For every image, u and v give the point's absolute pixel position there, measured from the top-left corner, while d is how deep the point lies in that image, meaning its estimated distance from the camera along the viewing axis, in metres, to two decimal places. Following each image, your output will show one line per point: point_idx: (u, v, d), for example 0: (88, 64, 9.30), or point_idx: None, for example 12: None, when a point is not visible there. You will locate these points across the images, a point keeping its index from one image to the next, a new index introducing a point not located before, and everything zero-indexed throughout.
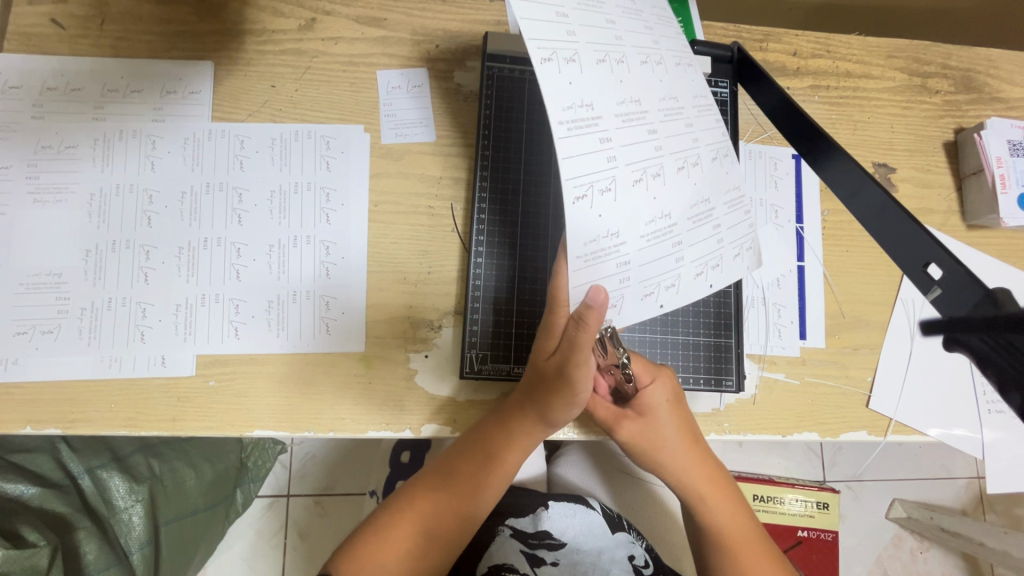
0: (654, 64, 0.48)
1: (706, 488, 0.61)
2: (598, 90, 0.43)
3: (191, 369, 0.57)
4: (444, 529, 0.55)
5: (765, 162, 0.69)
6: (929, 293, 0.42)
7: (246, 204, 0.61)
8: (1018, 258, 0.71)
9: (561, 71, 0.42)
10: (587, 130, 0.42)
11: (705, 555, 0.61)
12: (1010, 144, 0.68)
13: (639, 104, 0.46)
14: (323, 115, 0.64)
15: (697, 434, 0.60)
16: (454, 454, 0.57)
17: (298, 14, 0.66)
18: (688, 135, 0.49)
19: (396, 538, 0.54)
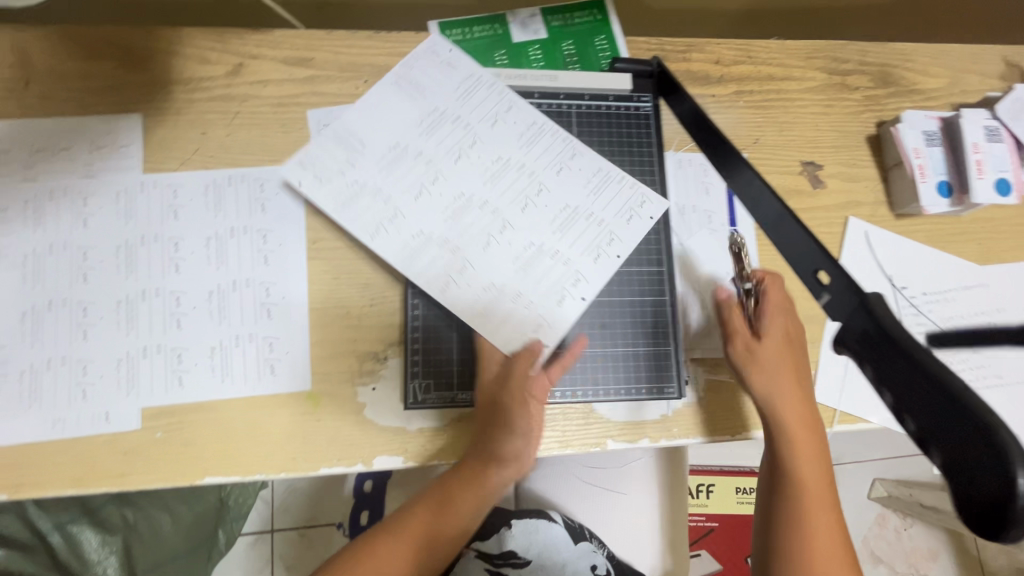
0: (465, 128, 0.66)
1: (813, 486, 0.58)
2: (388, 169, 0.64)
3: (136, 423, 0.57)
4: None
5: (695, 170, 0.71)
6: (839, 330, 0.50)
7: (183, 252, 0.61)
8: (946, 243, 0.73)
9: (344, 172, 0.63)
10: (380, 201, 0.63)
11: (769, 530, 0.58)
12: (927, 135, 0.70)
13: (441, 166, 0.64)
14: (256, 158, 0.65)
15: (812, 422, 0.60)
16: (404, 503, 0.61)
17: (224, 60, 0.67)
18: (535, 181, 0.65)
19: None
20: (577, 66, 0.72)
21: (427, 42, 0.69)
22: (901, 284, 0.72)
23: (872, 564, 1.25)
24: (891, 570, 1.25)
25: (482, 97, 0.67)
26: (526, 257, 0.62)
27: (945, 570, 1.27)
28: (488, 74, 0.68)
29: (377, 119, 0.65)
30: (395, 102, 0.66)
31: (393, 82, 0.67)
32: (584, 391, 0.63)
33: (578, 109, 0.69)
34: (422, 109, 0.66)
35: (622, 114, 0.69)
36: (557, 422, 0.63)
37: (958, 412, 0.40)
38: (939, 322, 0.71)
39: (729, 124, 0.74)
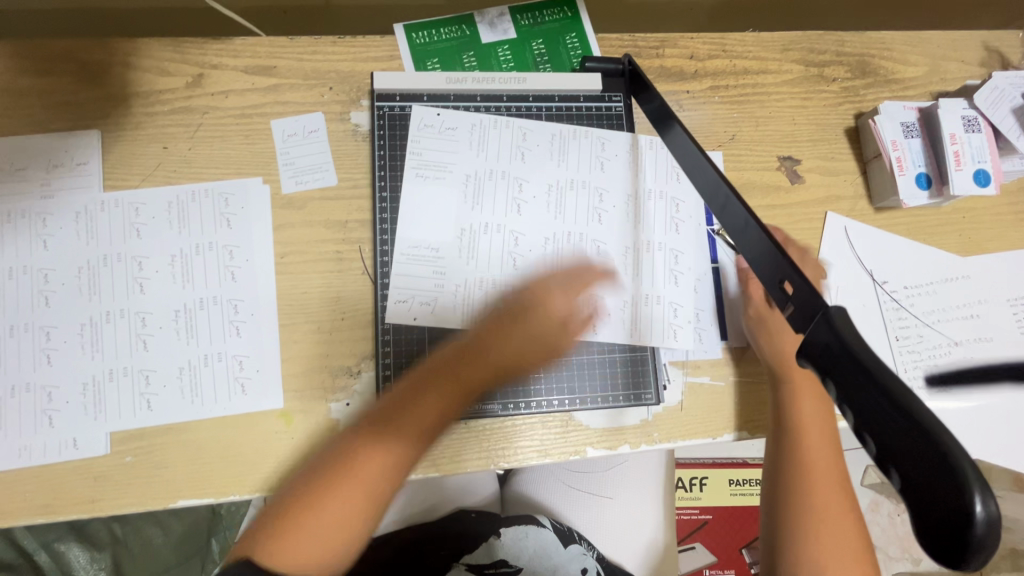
0: (522, 198, 0.65)
1: (818, 467, 0.59)
2: (464, 254, 0.63)
3: (105, 448, 0.56)
4: (387, 486, 0.51)
5: (666, 159, 0.69)
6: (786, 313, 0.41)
7: (148, 271, 0.60)
8: (926, 236, 0.73)
9: (421, 272, 0.62)
10: (471, 288, 0.62)
11: (776, 504, 0.58)
12: (904, 127, 0.69)
13: (521, 235, 0.64)
14: (220, 172, 0.63)
15: (824, 423, 0.61)
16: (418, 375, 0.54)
17: (184, 71, 0.65)
18: (592, 209, 0.66)
19: (328, 526, 0.48)
20: (548, 67, 0.71)
21: (413, 117, 0.66)
22: (882, 278, 0.71)
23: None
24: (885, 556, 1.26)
25: (498, 140, 0.66)
26: (631, 258, 0.66)
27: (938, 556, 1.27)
28: (487, 116, 0.66)
29: (421, 213, 0.63)
30: (439, 187, 0.64)
31: (415, 175, 0.64)
32: (562, 400, 0.62)
33: (549, 111, 0.68)
34: (457, 183, 0.65)
35: (593, 114, 0.69)
36: (534, 432, 0.61)
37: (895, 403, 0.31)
38: (920, 315, 0.70)
39: (706, 120, 0.73)
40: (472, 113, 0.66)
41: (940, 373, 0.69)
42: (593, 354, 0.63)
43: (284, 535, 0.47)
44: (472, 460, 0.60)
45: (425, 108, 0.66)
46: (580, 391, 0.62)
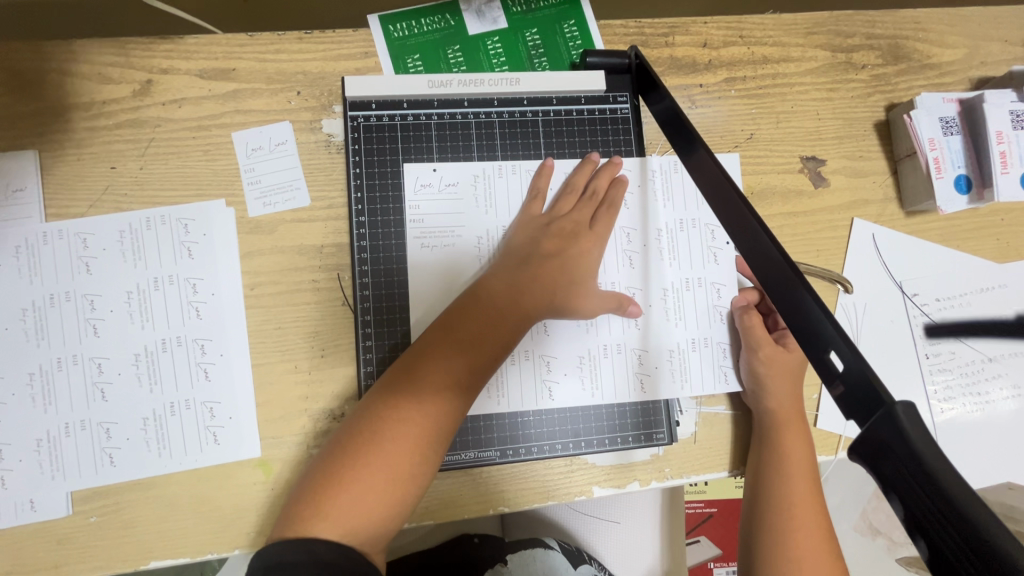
0: None
1: (800, 473, 0.53)
2: None
3: (65, 509, 0.51)
4: (433, 449, 0.47)
5: (682, 175, 0.62)
6: (832, 392, 0.35)
7: (101, 311, 0.54)
8: (962, 241, 0.66)
9: None
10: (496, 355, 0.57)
11: (755, 541, 0.51)
12: (943, 122, 0.62)
13: None
14: (177, 194, 0.56)
15: (814, 470, 0.54)
16: (451, 327, 0.50)
17: (130, 77, 0.57)
18: (623, 253, 0.60)
19: (369, 492, 0.45)
20: (544, 62, 0.63)
21: (406, 178, 0.58)
22: (913, 290, 0.64)
23: (868, 537, 1.01)
24: (888, 542, 1.01)
25: (504, 189, 0.60)
26: (670, 301, 0.60)
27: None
28: (487, 164, 0.60)
29: (428, 279, 0.58)
30: (450, 251, 0.58)
31: (420, 247, 0.58)
32: (564, 445, 0.57)
33: (546, 116, 0.61)
34: (468, 247, 0.58)
35: (597, 118, 0.62)
36: (534, 473, 0.56)
37: (983, 553, 0.25)
38: (952, 330, 0.64)
39: (721, 117, 0.65)
40: (471, 164, 0.59)
41: (971, 392, 0.63)
42: (601, 408, 0.58)
43: (321, 504, 0.44)
44: (469, 505, 0.55)
45: (420, 164, 0.59)
46: (585, 433, 0.57)
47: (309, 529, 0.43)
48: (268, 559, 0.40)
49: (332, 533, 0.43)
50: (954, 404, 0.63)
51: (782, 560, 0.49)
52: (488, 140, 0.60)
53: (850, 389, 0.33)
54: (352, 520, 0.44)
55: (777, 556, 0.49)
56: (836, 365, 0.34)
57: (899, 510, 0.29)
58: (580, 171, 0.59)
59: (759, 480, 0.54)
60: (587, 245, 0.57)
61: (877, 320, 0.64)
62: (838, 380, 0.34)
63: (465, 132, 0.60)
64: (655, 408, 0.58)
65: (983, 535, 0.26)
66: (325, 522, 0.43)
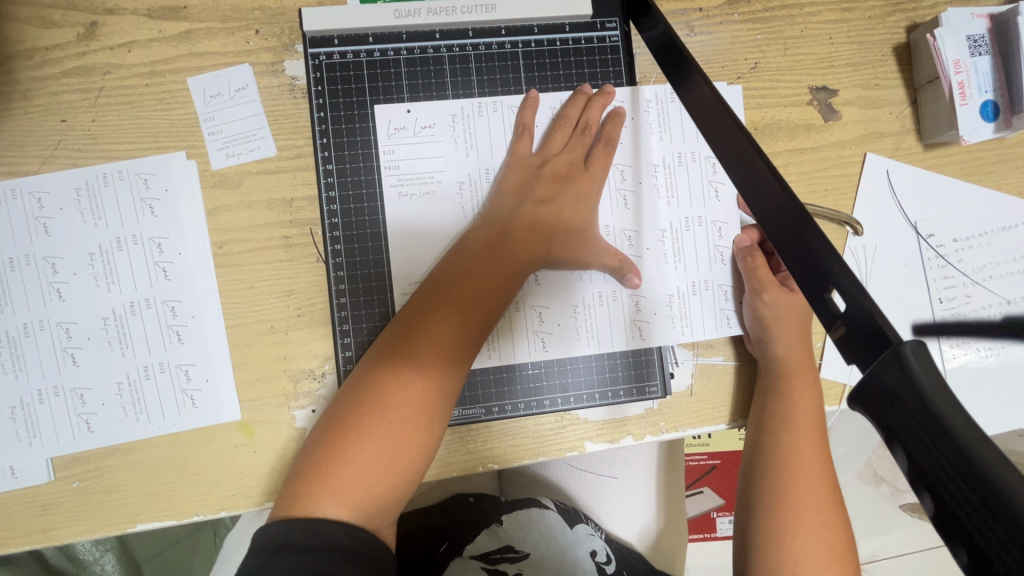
0: None
1: (804, 421, 0.51)
2: None
3: (46, 474, 0.50)
4: (438, 413, 0.45)
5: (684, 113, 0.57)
6: (833, 333, 0.31)
7: (64, 274, 0.51)
8: (985, 175, 0.61)
9: None
10: None
11: (753, 491, 0.50)
12: (971, 42, 0.56)
13: None
14: (135, 147, 0.53)
15: (820, 419, 0.52)
16: (446, 287, 0.48)
17: (73, 19, 0.53)
18: (617, 195, 0.56)
19: (373, 463, 0.42)
20: None
21: (378, 120, 0.54)
22: (928, 231, 0.60)
23: (873, 485, 1.00)
24: (892, 489, 1.01)
25: (485, 129, 0.55)
26: (669, 244, 0.56)
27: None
28: (465, 103, 0.55)
29: (406, 230, 0.54)
30: (429, 198, 0.54)
31: (397, 196, 0.54)
32: (553, 400, 0.54)
33: (526, 47, 0.56)
34: (448, 195, 0.54)
35: (583, 47, 0.56)
36: (523, 430, 0.54)
37: (997, 509, 0.23)
38: (969, 271, 0.60)
39: (723, 45, 0.59)
40: (447, 102, 0.55)
41: (985, 336, 0.60)
42: (591, 360, 0.55)
43: (325, 477, 0.42)
44: (457, 463, 0.53)
45: (392, 104, 0.54)
46: (574, 388, 0.55)
47: (310, 503, 0.41)
48: (274, 537, 0.39)
49: (340, 507, 0.41)
50: (967, 350, 0.59)
51: (779, 508, 0.47)
52: (463, 75, 0.55)
53: (856, 332, 0.30)
54: (360, 494, 0.42)
55: (774, 506, 0.48)
56: (837, 306, 0.31)
57: (905, 464, 0.26)
58: (570, 104, 0.55)
59: (763, 429, 0.51)
60: (583, 191, 0.53)
61: (888, 264, 0.59)
62: (841, 322, 0.30)
63: (437, 68, 0.55)
64: (648, 361, 0.56)
65: (998, 488, 0.23)
66: (328, 499, 0.41)
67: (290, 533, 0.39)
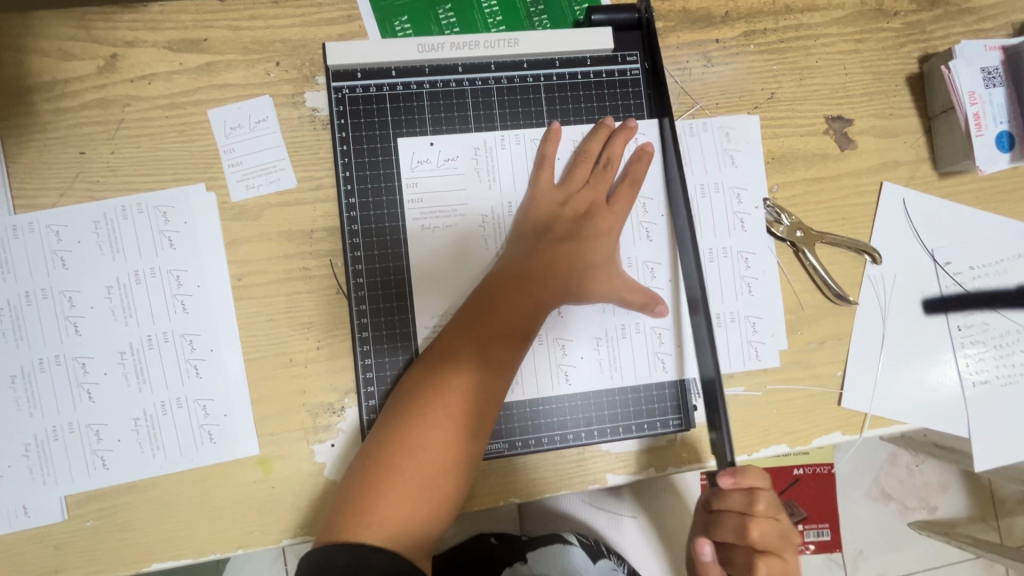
0: None
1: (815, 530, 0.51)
2: None
3: (60, 513, 0.49)
4: (471, 443, 0.45)
5: (706, 151, 0.59)
6: None
7: (81, 308, 0.51)
8: (1000, 203, 0.61)
9: None
10: None
11: None
12: (984, 74, 0.56)
13: None
14: (154, 179, 0.52)
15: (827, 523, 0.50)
16: (472, 321, 0.48)
17: (93, 51, 0.53)
18: (641, 227, 0.56)
19: (407, 496, 0.42)
20: (545, 19, 0.57)
21: (400, 152, 0.54)
22: (945, 259, 0.60)
23: (881, 503, 1.01)
24: (901, 508, 1.01)
25: (507, 161, 0.55)
26: None
27: (955, 502, 1.02)
28: (489, 136, 0.55)
29: (429, 264, 0.54)
30: (453, 230, 0.54)
31: (420, 229, 0.54)
32: (577, 434, 0.54)
33: (548, 80, 0.56)
34: (472, 228, 0.54)
35: (604, 80, 0.57)
36: (545, 463, 0.53)
37: None
38: (985, 298, 0.60)
39: (739, 76, 0.60)
40: (469, 135, 0.55)
41: (1004, 362, 0.60)
42: (616, 394, 0.55)
43: (361, 511, 0.42)
44: (478, 497, 0.52)
45: (414, 137, 0.54)
46: (598, 422, 0.54)
47: (350, 535, 0.41)
48: (315, 561, 0.38)
49: (379, 538, 0.41)
50: (986, 377, 0.59)
51: None
52: (485, 108, 0.55)
53: None
54: (398, 524, 0.42)
55: None
56: None
57: None
58: (592, 137, 0.55)
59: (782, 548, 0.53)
60: (604, 225, 0.53)
61: (907, 293, 0.60)
62: None
63: (459, 101, 0.55)
64: (671, 395, 0.55)
65: None
66: (363, 532, 0.41)
67: (324, 565, 0.38)
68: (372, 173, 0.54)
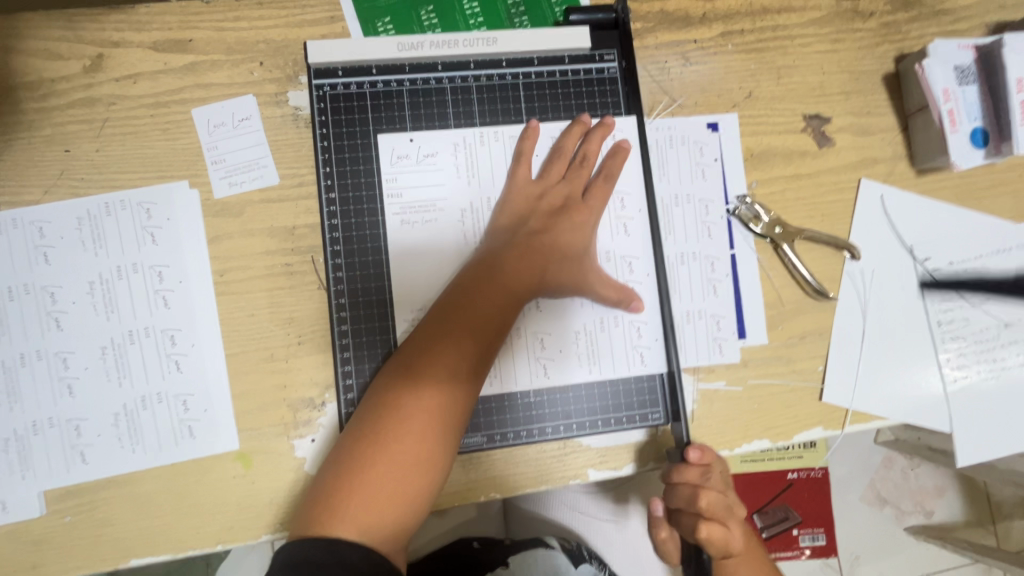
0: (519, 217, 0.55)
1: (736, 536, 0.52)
2: None
3: (39, 509, 0.49)
4: (446, 437, 0.45)
5: (686, 150, 0.59)
6: None
7: (63, 304, 0.51)
8: (978, 200, 0.62)
9: None
10: None
11: None
12: (958, 71, 0.57)
13: None
14: (138, 177, 0.53)
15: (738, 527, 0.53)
16: (446, 317, 0.48)
17: (79, 52, 0.53)
18: (619, 222, 0.57)
19: (380, 490, 0.42)
20: (525, 19, 0.58)
21: (381, 149, 0.55)
22: (924, 255, 0.60)
23: (875, 507, 1.00)
24: (896, 512, 1.00)
25: (487, 158, 0.56)
26: None
27: (951, 506, 1.02)
28: (469, 133, 0.56)
29: (408, 258, 0.54)
30: (433, 225, 0.55)
31: (400, 223, 0.54)
32: (556, 428, 0.54)
33: (527, 78, 0.57)
34: (451, 222, 0.55)
35: (583, 78, 0.58)
36: (526, 457, 0.54)
37: None
38: (965, 293, 0.60)
39: (717, 75, 0.61)
40: (449, 132, 0.56)
41: (985, 357, 0.60)
42: (594, 388, 0.55)
43: (334, 508, 0.42)
44: (458, 493, 0.52)
45: (395, 134, 0.55)
46: (577, 416, 0.54)
47: (323, 528, 0.41)
48: (290, 557, 0.39)
49: (352, 532, 0.41)
50: (968, 373, 0.60)
51: None
52: (465, 106, 0.56)
53: None
54: (370, 517, 0.42)
55: None
56: None
57: None
58: (568, 134, 0.56)
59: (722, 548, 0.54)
60: (580, 220, 0.54)
61: (886, 288, 0.60)
62: None
63: (439, 99, 0.56)
64: (648, 390, 0.55)
65: None
66: (336, 526, 0.41)
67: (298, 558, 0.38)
68: (354, 170, 0.54)
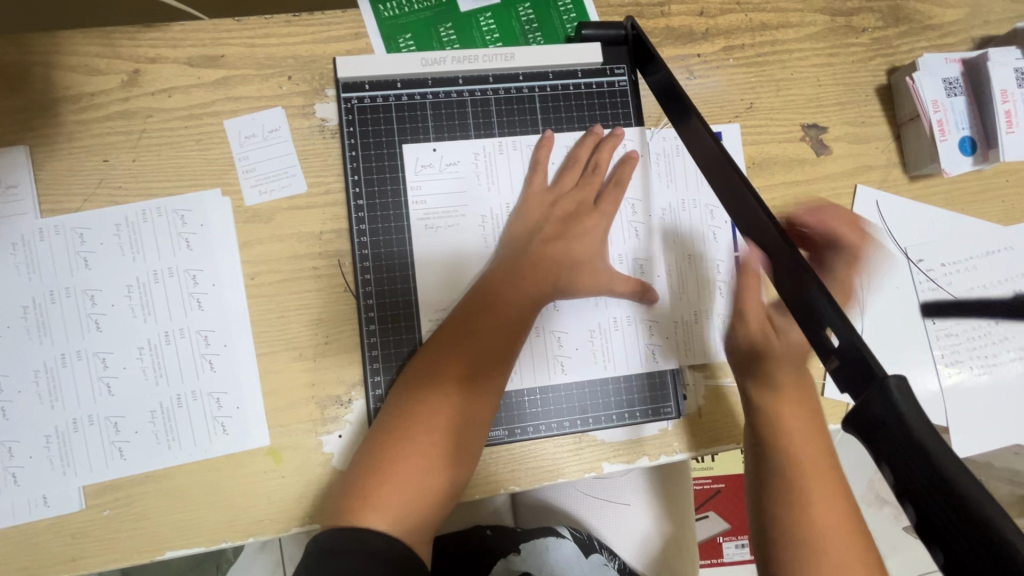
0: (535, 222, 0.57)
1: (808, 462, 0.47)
2: None
3: (78, 503, 0.51)
4: (469, 434, 0.48)
5: None
6: (830, 366, 0.39)
7: (102, 306, 0.53)
8: (967, 204, 0.65)
9: None
10: None
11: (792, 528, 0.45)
12: (946, 84, 0.61)
13: None
14: (173, 185, 0.56)
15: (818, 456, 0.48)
16: (468, 319, 0.51)
17: (117, 67, 0.56)
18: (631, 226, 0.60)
19: (408, 482, 0.45)
20: (539, 36, 0.62)
21: (405, 158, 0.58)
22: (918, 256, 0.64)
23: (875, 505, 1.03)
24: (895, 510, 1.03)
25: (504, 166, 0.59)
26: (675, 275, 0.60)
27: None
28: (489, 142, 0.59)
29: (432, 261, 0.57)
30: (455, 230, 0.58)
31: (424, 228, 0.57)
32: (572, 422, 0.56)
33: (542, 92, 0.60)
34: (472, 227, 0.58)
35: (595, 91, 0.61)
36: (543, 450, 0.56)
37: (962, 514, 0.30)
38: (957, 292, 0.64)
39: (720, 87, 0.64)
40: (469, 142, 0.59)
41: (978, 354, 0.63)
42: (608, 385, 0.57)
43: (367, 495, 0.44)
44: (479, 485, 0.55)
45: (418, 144, 0.58)
46: (592, 411, 0.57)
47: (355, 517, 0.43)
48: (325, 544, 0.41)
49: (382, 521, 0.43)
50: (961, 369, 0.63)
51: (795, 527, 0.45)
52: (484, 117, 0.59)
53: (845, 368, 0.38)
54: (398, 508, 0.44)
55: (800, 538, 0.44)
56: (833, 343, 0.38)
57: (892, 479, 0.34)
58: (581, 145, 0.59)
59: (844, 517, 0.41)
60: (591, 226, 0.57)
61: (883, 288, 0.63)
62: (835, 356, 0.38)
63: (460, 111, 0.59)
64: (659, 386, 0.58)
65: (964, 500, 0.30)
66: (367, 516, 0.43)
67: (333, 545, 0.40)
68: (378, 178, 0.57)
